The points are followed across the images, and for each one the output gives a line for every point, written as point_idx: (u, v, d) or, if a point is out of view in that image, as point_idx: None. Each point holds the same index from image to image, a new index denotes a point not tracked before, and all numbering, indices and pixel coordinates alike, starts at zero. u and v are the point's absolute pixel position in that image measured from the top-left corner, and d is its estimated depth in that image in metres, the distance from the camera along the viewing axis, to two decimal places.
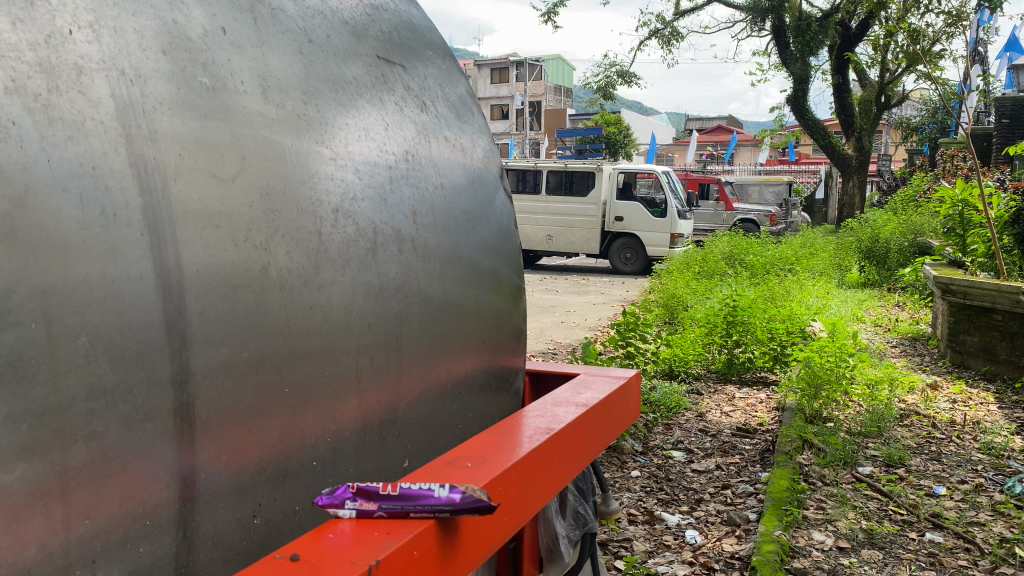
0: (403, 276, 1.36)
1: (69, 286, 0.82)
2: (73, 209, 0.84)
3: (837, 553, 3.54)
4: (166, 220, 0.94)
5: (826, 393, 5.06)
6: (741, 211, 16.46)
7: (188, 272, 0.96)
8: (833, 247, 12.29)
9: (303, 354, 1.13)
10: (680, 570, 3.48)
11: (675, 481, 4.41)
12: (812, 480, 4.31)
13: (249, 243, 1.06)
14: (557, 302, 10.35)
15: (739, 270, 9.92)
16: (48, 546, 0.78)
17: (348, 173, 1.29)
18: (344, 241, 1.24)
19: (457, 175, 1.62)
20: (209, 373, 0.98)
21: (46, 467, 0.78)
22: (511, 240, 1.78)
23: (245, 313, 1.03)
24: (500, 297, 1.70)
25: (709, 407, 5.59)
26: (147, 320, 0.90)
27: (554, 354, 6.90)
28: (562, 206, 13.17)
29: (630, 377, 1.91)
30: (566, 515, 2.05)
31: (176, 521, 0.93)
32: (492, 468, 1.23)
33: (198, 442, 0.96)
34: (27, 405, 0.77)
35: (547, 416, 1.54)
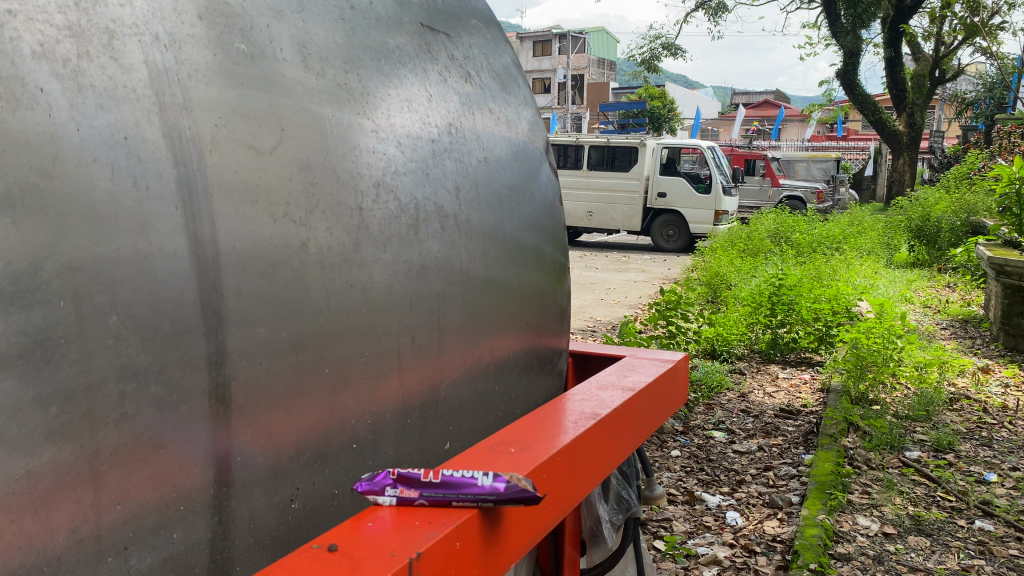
0: (446, 254, 1.31)
1: (99, 262, 0.78)
2: (104, 180, 0.80)
3: (883, 539, 3.45)
4: (202, 193, 0.90)
5: (872, 375, 4.93)
6: (787, 188, 16.10)
7: (225, 249, 0.92)
8: (882, 225, 11.97)
9: (343, 334, 1.09)
10: (720, 551, 3.42)
11: (716, 461, 4.33)
12: (857, 464, 4.21)
13: (288, 218, 1.01)
14: (598, 279, 10.26)
15: (785, 248, 9.70)
16: (78, 533, 0.75)
17: (390, 146, 1.23)
18: (385, 218, 1.19)
19: (501, 149, 1.56)
20: (246, 352, 0.94)
21: (75, 451, 0.75)
22: (556, 217, 1.72)
23: (283, 292, 0.99)
24: (543, 275, 1.64)
25: (752, 387, 5.48)
26: (181, 298, 0.86)
27: (594, 332, 6.83)
28: (604, 181, 13.00)
29: (677, 360, 1.85)
30: (610, 499, 2.00)
31: (211, 506, 0.90)
32: (536, 455, 1.18)
33: (235, 424, 0.92)
34: (55, 386, 0.74)
35: (593, 401, 1.49)
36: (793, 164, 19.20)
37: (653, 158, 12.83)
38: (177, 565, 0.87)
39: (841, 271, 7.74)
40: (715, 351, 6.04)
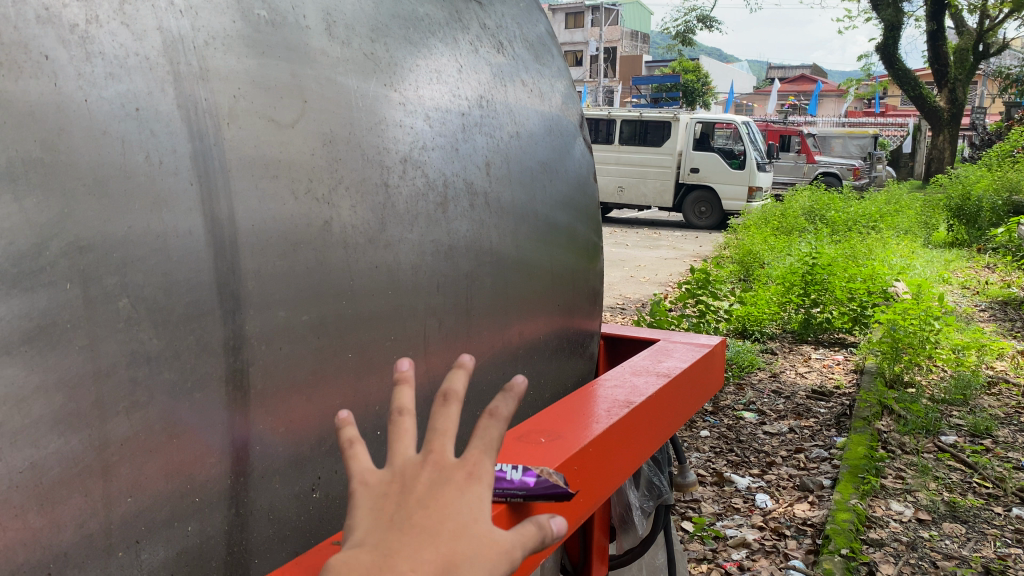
0: (475, 234, 1.25)
1: (108, 242, 0.74)
2: (114, 154, 0.75)
3: (916, 525, 3.36)
4: (219, 168, 0.85)
5: (908, 358, 4.81)
6: (823, 164, 15.77)
7: (243, 227, 0.87)
8: (920, 204, 11.68)
9: (368, 318, 1.04)
10: (748, 533, 3.35)
11: (745, 442, 4.25)
12: (890, 448, 4.11)
13: (310, 195, 0.96)
14: (628, 255, 10.13)
15: (819, 227, 9.50)
16: (87, 527, 0.72)
17: (418, 120, 1.18)
18: (412, 195, 1.13)
19: (534, 122, 1.49)
20: (266, 336, 0.89)
21: (83, 442, 0.71)
22: (590, 194, 1.65)
23: (306, 273, 0.94)
24: (575, 255, 1.58)
25: (783, 367, 5.37)
26: (196, 280, 0.81)
27: (623, 309, 6.74)
28: (635, 155, 12.82)
29: (715, 345, 1.78)
30: (640, 485, 1.95)
31: (228, 497, 0.86)
32: (569, 445, 1.13)
33: (253, 411, 0.88)
34: (61, 373, 0.70)
35: (626, 387, 1.43)
36: (830, 141, 18.77)
37: (686, 132, 12.61)
38: (192, 559, 0.83)
39: (877, 249, 7.55)
40: (746, 331, 5.93)
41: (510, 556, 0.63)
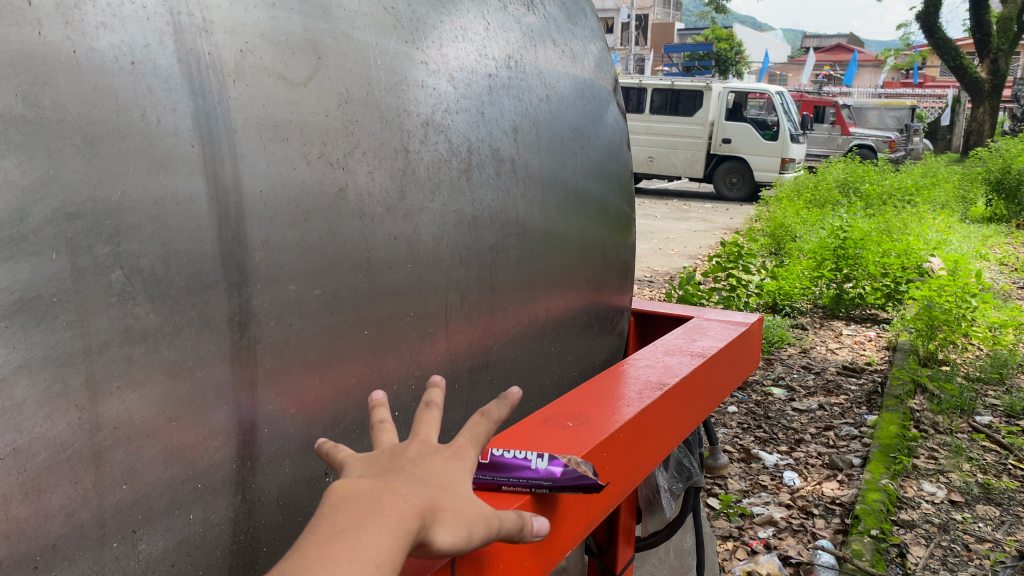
0: (501, 204, 1.18)
1: (99, 208, 0.67)
2: (105, 111, 0.69)
3: (949, 507, 3.27)
4: (223, 129, 0.78)
5: (943, 335, 4.67)
6: (858, 136, 15.40)
7: (250, 194, 0.80)
8: (958, 177, 11.36)
9: (385, 292, 0.97)
10: (775, 511, 3.28)
11: (774, 418, 4.16)
12: (923, 427, 4.00)
13: (324, 159, 0.89)
14: (656, 227, 9.97)
15: (854, 199, 9.26)
16: (77, 517, 0.66)
17: (441, 81, 1.10)
18: (433, 161, 1.06)
19: (566, 86, 1.40)
20: (275, 311, 0.83)
21: (72, 426, 0.65)
22: (623, 163, 1.57)
23: (318, 244, 0.88)
24: (606, 227, 1.50)
25: (814, 342, 5.24)
26: (198, 251, 0.75)
27: (651, 283, 6.62)
28: (666, 125, 12.58)
29: (751, 323, 1.70)
30: (668, 467, 1.89)
31: (234, 482, 0.81)
32: (597, 430, 1.06)
33: (261, 391, 0.82)
34: (47, 351, 0.64)
35: (658, 367, 1.36)
36: (866, 112, 18.30)
37: (718, 102, 12.35)
38: (195, 548, 0.78)
39: (913, 224, 7.35)
40: (776, 306, 5.80)
41: (489, 520, 0.68)
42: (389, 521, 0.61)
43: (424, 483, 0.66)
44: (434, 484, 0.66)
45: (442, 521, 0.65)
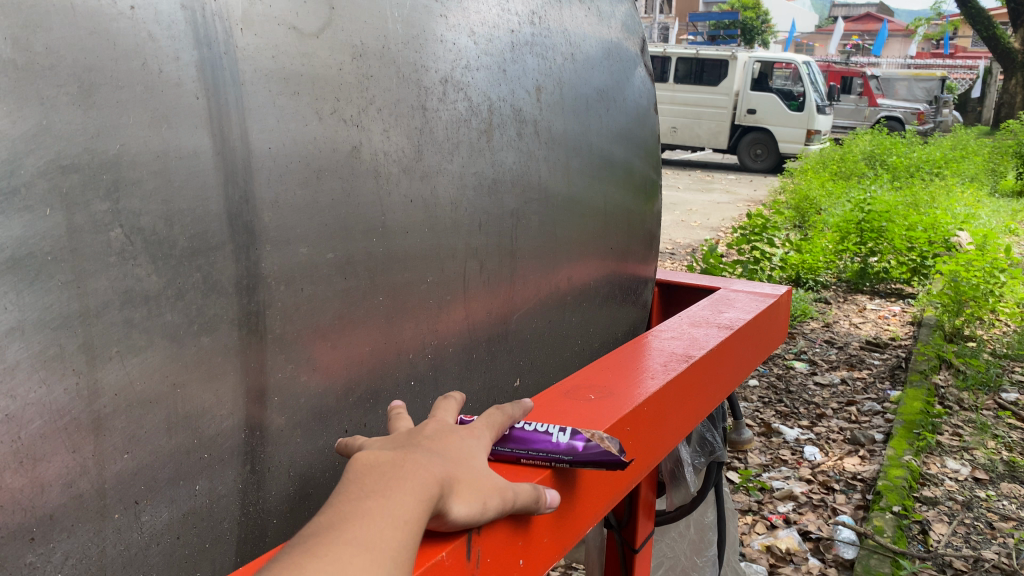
0: (522, 167, 1.13)
1: (95, 161, 0.63)
2: (103, 58, 0.64)
3: (973, 484, 3.21)
4: (230, 82, 0.73)
5: (970, 310, 4.57)
6: (886, 108, 15.07)
7: (258, 151, 0.76)
8: (989, 150, 11.10)
9: (401, 258, 0.93)
10: (796, 486, 3.24)
11: (795, 392, 4.10)
12: (948, 403, 3.92)
13: (337, 116, 0.84)
14: (678, 199, 9.85)
15: (880, 171, 9.07)
16: (76, 487, 0.63)
17: (462, 36, 1.05)
18: (452, 121, 1.01)
19: (592, 45, 1.34)
20: (285, 275, 0.79)
21: (70, 391, 0.62)
22: (649, 128, 1.51)
23: (331, 206, 0.83)
24: (631, 193, 1.44)
25: (837, 317, 5.15)
26: (203, 209, 0.71)
27: (672, 255, 6.54)
28: (690, 95, 12.37)
29: (781, 296, 1.64)
30: (691, 441, 1.85)
31: (242, 452, 0.77)
32: (620, 403, 1.02)
33: (271, 358, 0.79)
34: (40, 312, 0.60)
35: (685, 339, 1.31)
36: (894, 83, 17.86)
37: (744, 72, 12.10)
38: (202, 520, 0.75)
39: (940, 197, 7.18)
40: (799, 279, 5.69)
41: (503, 491, 0.72)
42: (412, 483, 0.63)
43: (443, 456, 0.70)
44: (451, 458, 0.70)
45: (460, 490, 0.68)
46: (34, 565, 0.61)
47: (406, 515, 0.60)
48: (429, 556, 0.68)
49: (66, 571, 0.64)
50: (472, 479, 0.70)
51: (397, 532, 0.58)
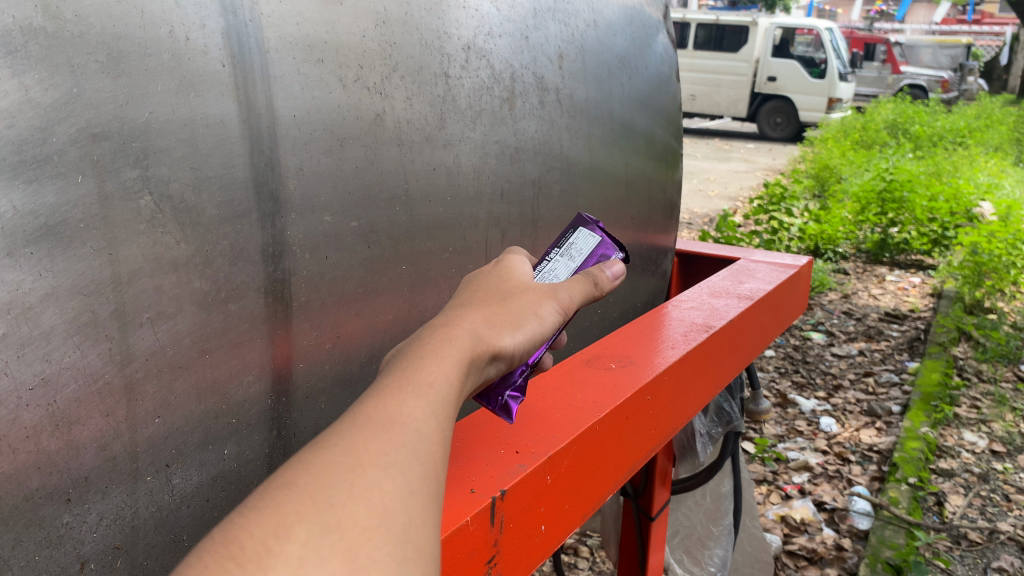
0: (544, 135, 1.12)
1: (125, 128, 0.64)
2: (131, 25, 0.64)
3: (990, 457, 3.20)
4: (255, 48, 0.73)
5: (991, 282, 4.52)
6: (909, 76, 14.78)
7: (283, 118, 0.76)
8: (1015, 119, 10.88)
9: (424, 226, 0.93)
10: (811, 457, 3.24)
11: (812, 363, 4.10)
12: (966, 375, 3.90)
13: (360, 84, 0.84)
14: (696, 168, 9.76)
15: (902, 140, 8.92)
16: (110, 450, 0.64)
17: (484, 2, 1.03)
18: (475, 89, 1.00)
19: (614, 11, 1.33)
20: (310, 243, 0.80)
21: (102, 357, 0.63)
22: (670, 95, 1.49)
23: (355, 175, 0.84)
24: (652, 163, 1.43)
25: (856, 288, 5.10)
26: (230, 177, 0.72)
27: (689, 225, 6.50)
28: (709, 62, 12.20)
29: (801, 266, 1.63)
30: (706, 411, 1.86)
31: (269, 418, 0.79)
32: (641, 373, 1.02)
33: (296, 326, 0.79)
34: (74, 279, 0.61)
35: (704, 310, 1.31)
36: (918, 50, 17.49)
37: (764, 38, 11.90)
38: (230, 483, 0.76)
39: (963, 167, 7.07)
40: (818, 250, 5.63)
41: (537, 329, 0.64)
42: (441, 352, 0.55)
43: (477, 310, 0.61)
44: (485, 311, 0.62)
45: (497, 341, 0.60)
46: (70, 526, 0.63)
47: (439, 389, 0.52)
48: (455, 520, 0.69)
49: (101, 531, 0.65)
50: (513, 331, 0.62)
51: (433, 412, 0.51)
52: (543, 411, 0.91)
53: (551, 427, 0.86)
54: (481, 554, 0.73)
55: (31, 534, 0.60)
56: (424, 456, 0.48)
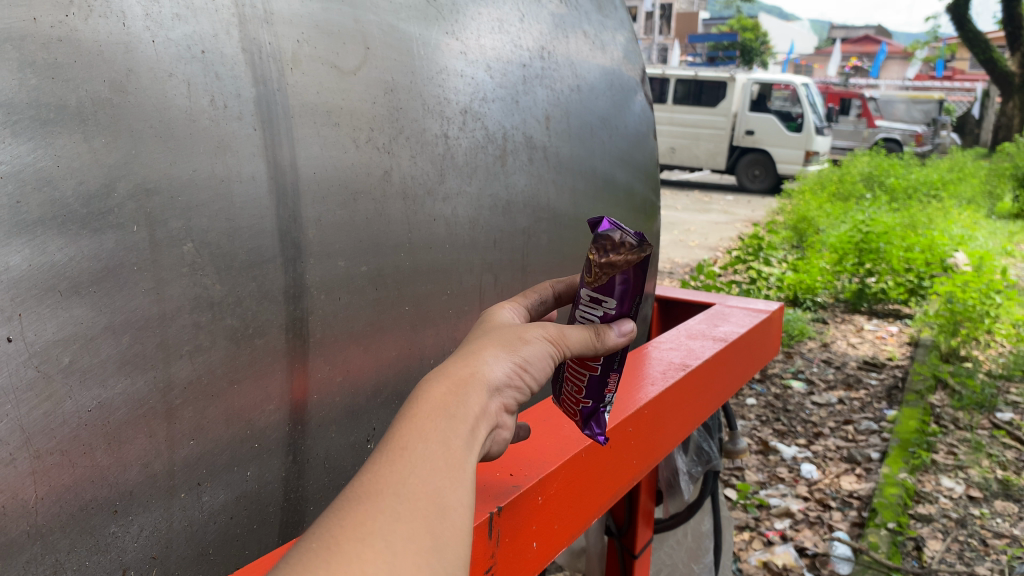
0: (533, 189, 1.23)
1: (174, 185, 0.73)
2: (179, 97, 0.74)
3: (967, 502, 3.27)
4: (281, 113, 0.83)
5: (966, 331, 4.63)
6: (884, 130, 15.17)
7: (305, 175, 0.86)
8: (987, 172, 11.15)
9: (425, 271, 1.03)
10: (793, 504, 3.30)
11: (792, 412, 4.18)
12: (943, 423, 3.99)
13: (371, 144, 0.94)
14: (677, 219, 9.95)
15: (878, 192, 9.12)
16: (151, 467, 0.73)
17: (479, 70, 1.15)
18: (470, 148, 1.11)
19: (596, 76, 1.45)
20: (326, 286, 0.89)
21: (149, 383, 0.72)
22: (648, 151, 1.61)
23: (365, 224, 0.93)
24: (632, 214, 1.54)
25: (835, 337, 5.21)
26: (259, 227, 0.81)
27: (671, 274, 6.63)
28: (688, 116, 12.52)
29: (773, 311, 1.74)
30: (689, 451, 1.96)
31: (286, 444, 0.86)
32: (623, 406, 1.11)
33: (312, 361, 0.88)
34: (128, 315, 0.70)
35: (681, 350, 1.41)
36: (893, 104, 17.93)
37: (742, 94, 12.25)
38: (251, 503, 0.84)
39: (938, 219, 7.25)
40: (797, 299, 5.74)
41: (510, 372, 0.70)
42: (397, 432, 0.62)
43: (433, 376, 0.68)
44: (441, 374, 0.67)
45: (456, 400, 0.65)
46: (117, 535, 0.70)
47: (398, 470, 0.60)
48: None
49: (141, 541, 0.73)
50: (473, 385, 0.67)
51: (395, 493, 0.59)
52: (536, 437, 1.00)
53: (541, 453, 0.95)
54: (481, 563, 0.81)
55: (84, 541, 0.68)
56: (394, 526, 0.57)
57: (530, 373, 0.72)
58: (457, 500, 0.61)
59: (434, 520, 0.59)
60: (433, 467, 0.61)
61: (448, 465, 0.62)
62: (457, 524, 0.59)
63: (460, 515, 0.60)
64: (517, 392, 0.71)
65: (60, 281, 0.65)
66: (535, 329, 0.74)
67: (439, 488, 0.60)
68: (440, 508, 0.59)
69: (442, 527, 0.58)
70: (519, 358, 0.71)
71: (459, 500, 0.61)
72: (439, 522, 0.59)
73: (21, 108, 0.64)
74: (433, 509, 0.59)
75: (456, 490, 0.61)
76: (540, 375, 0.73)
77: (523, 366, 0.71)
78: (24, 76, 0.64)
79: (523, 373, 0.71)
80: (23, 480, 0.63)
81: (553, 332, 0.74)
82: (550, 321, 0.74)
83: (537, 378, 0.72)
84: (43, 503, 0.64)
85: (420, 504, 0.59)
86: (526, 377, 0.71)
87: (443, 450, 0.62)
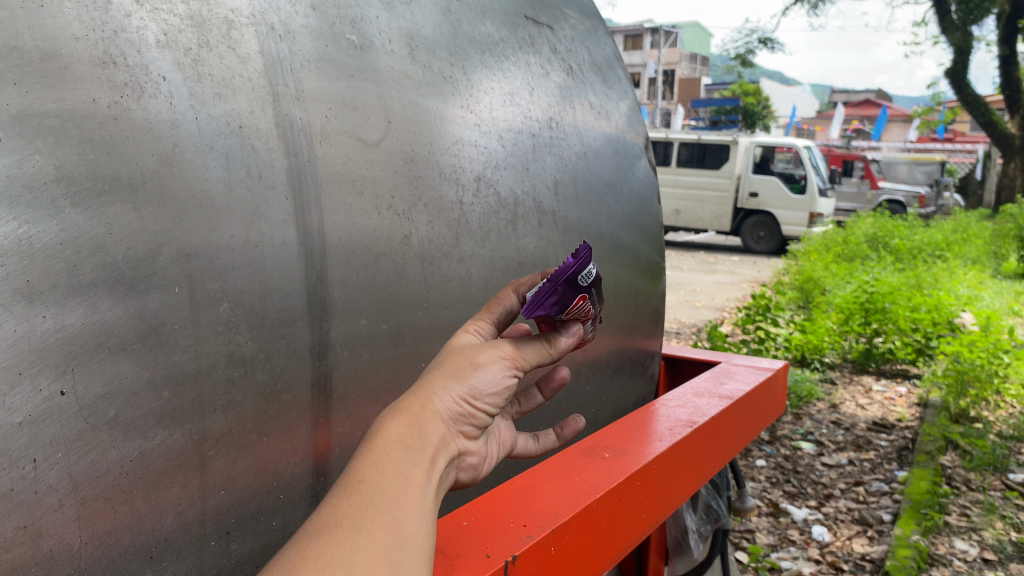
0: (542, 251, 1.28)
1: (213, 250, 0.79)
2: (219, 171, 0.80)
3: (982, 565, 3.22)
4: (312, 184, 0.90)
5: (975, 392, 4.59)
6: (888, 191, 15.25)
7: (331, 239, 0.91)
8: (992, 233, 11.14)
9: (441, 329, 1.08)
10: (804, 567, 3.27)
11: (802, 473, 4.16)
12: (954, 484, 3.95)
13: (392, 211, 1.00)
14: (684, 280, 9.99)
15: (884, 254, 9.13)
16: (185, 516, 0.77)
17: (491, 140, 1.22)
18: (484, 213, 1.17)
19: (600, 142, 1.52)
20: (348, 344, 0.94)
21: (185, 436, 0.76)
22: (652, 214, 1.67)
23: (385, 285, 0.99)
24: (637, 274, 1.60)
25: (843, 397, 5.19)
26: (289, 288, 0.86)
27: (678, 335, 6.64)
28: (693, 178, 12.67)
29: (777, 370, 1.77)
30: (698, 509, 1.98)
31: (310, 496, 0.90)
32: (630, 462, 1.14)
33: (335, 415, 0.92)
34: (168, 371, 0.75)
35: (688, 407, 1.44)
36: (896, 166, 18.05)
37: (745, 156, 12.42)
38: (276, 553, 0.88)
39: (944, 279, 7.23)
40: (805, 360, 5.72)
41: (461, 392, 0.75)
42: (356, 465, 0.68)
43: (389, 412, 0.73)
44: (396, 409, 0.73)
45: (411, 433, 0.71)
46: None
47: (357, 499, 0.66)
48: None
49: None
50: (426, 416, 0.73)
51: (355, 526, 0.64)
52: (546, 490, 1.03)
53: (553, 505, 0.99)
54: None
55: None
56: (354, 556, 0.62)
57: (479, 401, 0.76)
58: (416, 530, 0.66)
59: (394, 549, 0.64)
60: (390, 499, 0.66)
61: (405, 494, 0.67)
62: (415, 552, 0.65)
63: (418, 543, 0.66)
64: (472, 419, 0.76)
65: (97, 339, 0.70)
66: (487, 352, 0.78)
67: (399, 518, 0.66)
68: (399, 536, 0.65)
69: (402, 555, 0.64)
70: (468, 386, 0.76)
71: (418, 530, 0.66)
72: (399, 550, 0.64)
73: (80, 181, 0.70)
74: (391, 540, 0.64)
75: (415, 518, 0.66)
76: (494, 399, 0.78)
77: (471, 395, 0.76)
78: (84, 151, 0.71)
79: (474, 400, 0.76)
80: (69, 525, 0.67)
81: (508, 356, 0.79)
82: (502, 347, 0.78)
83: (491, 402, 0.77)
84: (85, 548, 0.69)
85: (380, 534, 0.64)
86: (477, 405, 0.76)
87: (400, 482, 0.68)
